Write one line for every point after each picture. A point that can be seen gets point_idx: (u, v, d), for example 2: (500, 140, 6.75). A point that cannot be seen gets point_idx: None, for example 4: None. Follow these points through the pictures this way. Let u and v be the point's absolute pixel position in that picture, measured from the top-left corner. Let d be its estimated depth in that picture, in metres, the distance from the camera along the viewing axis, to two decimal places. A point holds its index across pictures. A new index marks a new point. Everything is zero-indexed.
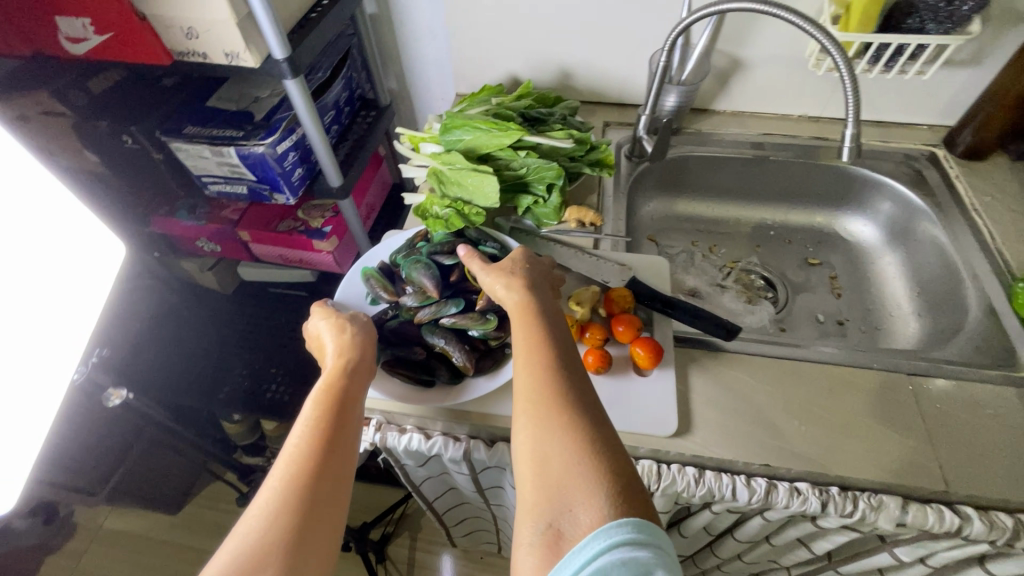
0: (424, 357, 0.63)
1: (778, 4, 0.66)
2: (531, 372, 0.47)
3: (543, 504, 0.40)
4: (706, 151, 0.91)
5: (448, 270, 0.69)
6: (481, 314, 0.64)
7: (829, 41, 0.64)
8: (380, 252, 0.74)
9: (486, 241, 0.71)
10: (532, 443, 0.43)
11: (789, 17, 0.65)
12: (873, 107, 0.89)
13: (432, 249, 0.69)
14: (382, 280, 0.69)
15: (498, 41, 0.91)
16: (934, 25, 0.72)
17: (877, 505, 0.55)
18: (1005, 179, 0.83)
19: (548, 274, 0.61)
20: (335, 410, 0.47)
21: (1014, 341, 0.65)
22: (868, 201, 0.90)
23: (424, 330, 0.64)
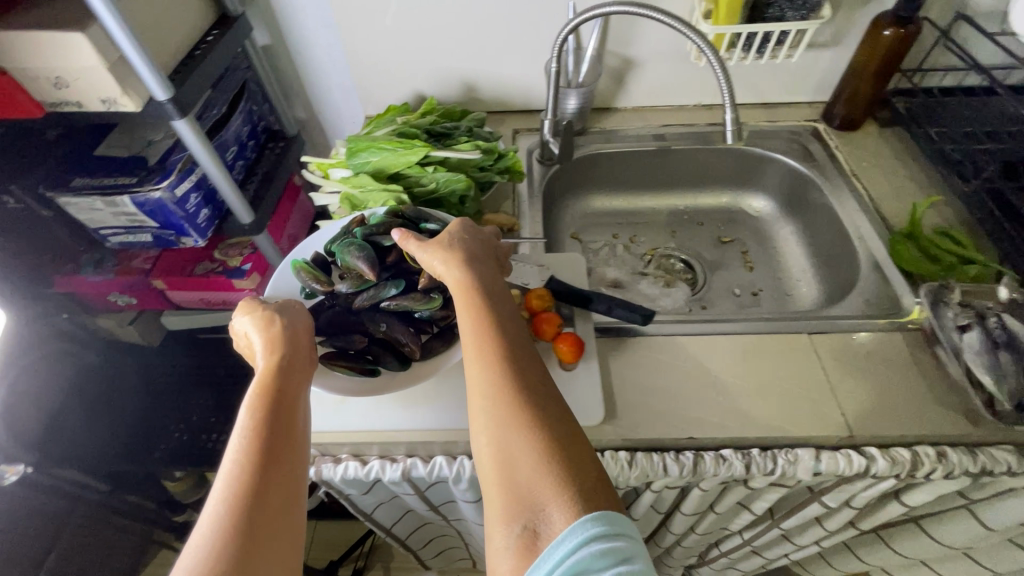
0: (365, 345, 0.63)
1: (651, 5, 0.70)
2: (484, 364, 0.47)
3: (512, 501, 0.41)
4: (613, 147, 0.95)
5: (385, 251, 0.68)
6: (424, 293, 0.65)
7: (699, 39, 0.69)
8: (313, 244, 0.73)
9: (426, 220, 0.69)
10: (496, 440, 0.44)
11: (659, 15, 0.70)
12: (758, 91, 0.96)
13: (367, 232, 0.68)
14: (315, 271, 0.67)
15: (399, 61, 0.92)
16: (792, 13, 0.79)
17: (794, 459, 0.59)
18: (878, 144, 0.91)
19: (491, 248, 0.61)
20: (278, 421, 0.46)
21: (897, 290, 0.71)
22: (765, 178, 0.97)
23: (363, 317, 0.65)
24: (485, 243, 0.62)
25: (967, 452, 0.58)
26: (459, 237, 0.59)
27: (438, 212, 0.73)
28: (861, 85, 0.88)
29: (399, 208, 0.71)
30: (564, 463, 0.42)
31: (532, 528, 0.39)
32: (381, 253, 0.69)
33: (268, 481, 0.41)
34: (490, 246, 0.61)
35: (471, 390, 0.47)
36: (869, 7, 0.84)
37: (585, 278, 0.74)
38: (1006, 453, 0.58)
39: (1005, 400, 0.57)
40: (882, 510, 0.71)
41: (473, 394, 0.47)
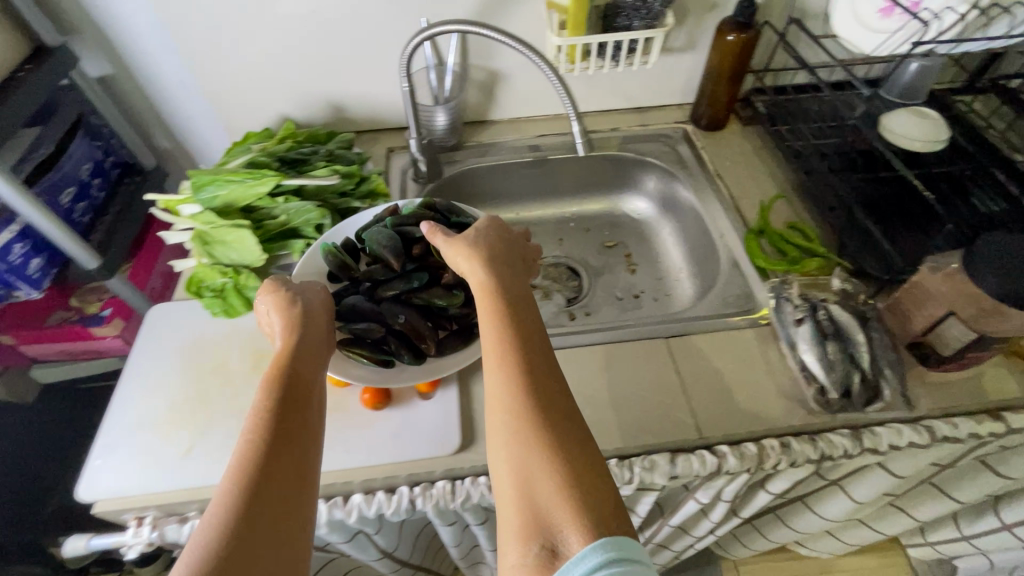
0: (382, 335, 0.63)
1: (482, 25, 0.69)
2: (503, 375, 0.48)
3: (529, 519, 0.41)
4: (488, 161, 0.94)
5: (411, 242, 0.68)
6: (448, 289, 0.66)
7: (537, 58, 0.71)
8: (343, 229, 0.73)
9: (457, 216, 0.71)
10: (516, 454, 0.44)
11: (488, 32, 0.70)
12: (628, 96, 0.98)
13: (397, 222, 0.69)
14: (343, 255, 0.68)
15: (258, 85, 0.89)
16: (638, 22, 0.80)
17: (650, 466, 0.59)
18: (740, 142, 0.95)
19: (519, 252, 0.63)
20: (289, 420, 0.45)
21: (750, 287, 0.74)
22: (640, 181, 0.99)
23: (384, 308, 0.64)
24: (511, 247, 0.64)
25: (808, 441, 0.60)
26: (485, 242, 0.61)
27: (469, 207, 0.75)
28: (717, 88, 0.91)
29: (432, 201, 0.72)
30: (582, 476, 0.42)
31: (549, 547, 0.39)
32: (408, 244, 0.68)
33: (276, 479, 0.41)
34: (514, 251, 0.63)
35: (490, 399, 0.48)
36: (714, 13, 0.87)
37: None
38: (843, 438, 0.61)
39: (833, 390, 0.60)
40: (755, 498, 0.74)
41: (493, 403, 0.47)
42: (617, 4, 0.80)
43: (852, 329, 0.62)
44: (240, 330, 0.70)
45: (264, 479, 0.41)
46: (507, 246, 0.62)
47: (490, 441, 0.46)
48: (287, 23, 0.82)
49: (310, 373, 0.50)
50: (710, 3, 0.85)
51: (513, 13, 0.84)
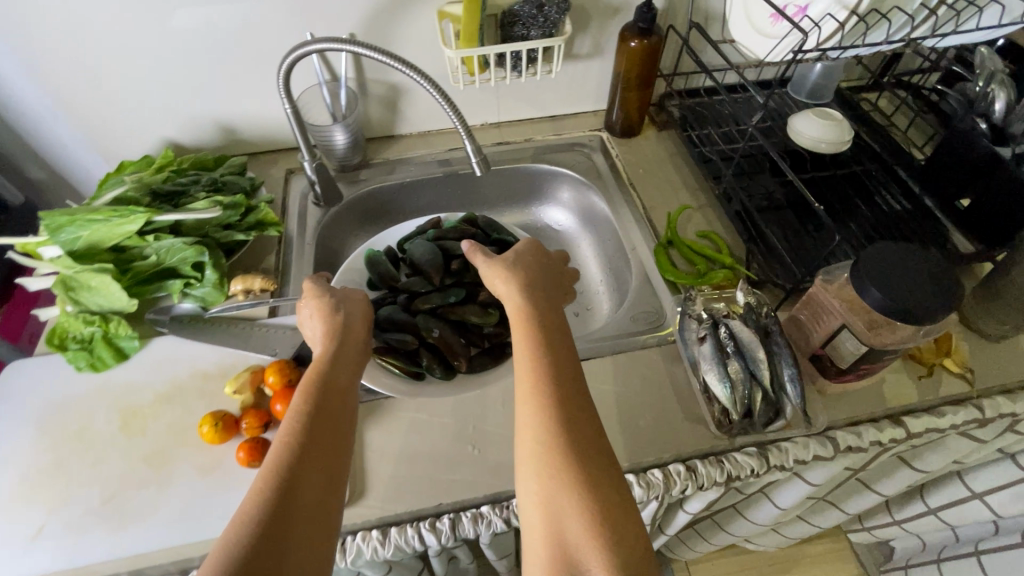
0: (416, 346, 0.67)
1: (349, 40, 0.61)
2: (534, 400, 0.48)
3: (554, 547, 0.42)
4: (395, 179, 0.90)
5: (451, 256, 0.76)
6: (483, 307, 0.71)
7: (415, 74, 0.63)
8: (385, 238, 0.83)
9: (496, 231, 0.82)
10: (546, 481, 0.44)
11: (347, 47, 0.62)
12: (539, 104, 0.95)
13: (441, 237, 0.78)
14: (386, 265, 0.77)
15: (137, 108, 0.82)
16: (536, 30, 0.77)
17: None
18: (655, 148, 0.93)
19: (556, 278, 0.65)
20: (323, 431, 0.46)
21: (659, 303, 0.73)
22: (555, 193, 0.96)
23: (419, 321, 0.69)
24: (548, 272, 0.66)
25: (713, 463, 0.59)
26: (523, 267, 0.62)
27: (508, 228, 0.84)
28: (628, 95, 0.89)
29: (473, 218, 0.83)
30: (608, 502, 0.43)
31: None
32: (448, 258, 0.77)
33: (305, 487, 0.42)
34: (551, 275, 0.64)
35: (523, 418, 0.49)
36: (618, 18, 0.84)
37: None
38: (748, 457, 0.59)
39: (734, 410, 0.58)
40: (676, 516, 0.72)
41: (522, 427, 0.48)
42: (514, 12, 0.76)
43: (752, 347, 0.61)
44: (108, 384, 0.63)
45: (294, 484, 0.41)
46: (545, 271, 0.64)
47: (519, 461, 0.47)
48: (157, 41, 0.75)
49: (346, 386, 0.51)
50: (612, 8, 0.83)
51: (406, 24, 0.79)
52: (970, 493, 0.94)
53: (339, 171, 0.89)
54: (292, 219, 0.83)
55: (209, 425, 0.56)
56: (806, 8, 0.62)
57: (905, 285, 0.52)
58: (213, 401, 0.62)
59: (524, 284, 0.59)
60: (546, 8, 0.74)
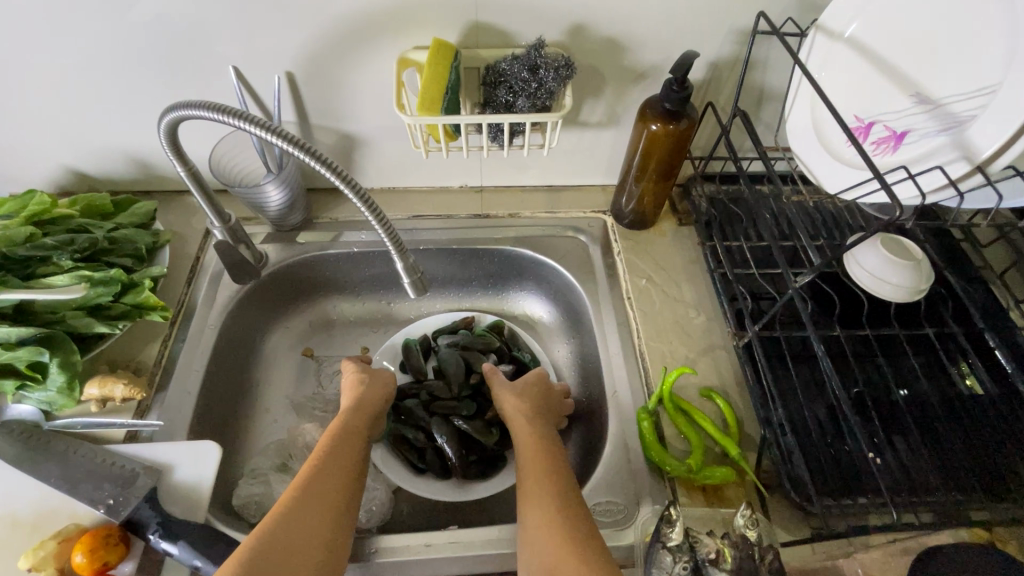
0: (425, 446, 0.64)
1: (233, 109, 0.44)
2: (537, 502, 0.47)
3: None
4: (341, 247, 0.73)
5: (471, 370, 0.70)
6: (487, 426, 0.65)
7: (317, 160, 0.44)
8: (424, 324, 0.78)
9: (519, 348, 0.74)
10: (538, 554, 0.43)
11: (238, 123, 0.44)
12: (535, 172, 0.76)
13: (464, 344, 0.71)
14: (417, 356, 0.72)
15: (23, 127, 0.66)
16: (524, 99, 0.57)
17: None
18: (672, 249, 0.73)
19: (550, 399, 0.61)
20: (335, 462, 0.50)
21: (632, 492, 0.54)
22: (534, 281, 0.78)
23: (431, 422, 0.65)
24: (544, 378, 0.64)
25: None
26: (527, 386, 0.61)
27: (529, 340, 0.76)
28: (646, 184, 0.69)
29: (501, 326, 0.75)
30: None
31: None
32: (470, 369, 0.71)
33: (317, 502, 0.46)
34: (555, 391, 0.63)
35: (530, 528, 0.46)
36: (643, 85, 0.64)
37: (208, 481, 0.52)
38: None
39: None
40: None
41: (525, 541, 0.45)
42: (499, 71, 0.57)
43: None
44: None
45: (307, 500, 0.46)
46: (547, 398, 0.61)
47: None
48: (39, 51, 0.59)
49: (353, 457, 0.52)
50: (635, 72, 0.63)
51: (362, 68, 0.61)
52: None
53: (275, 229, 0.73)
54: (199, 290, 0.67)
55: None
56: (904, 138, 0.47)
57: None
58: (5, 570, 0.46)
59: (532, 407, 0.58)
60: (540, 75, 0.54)
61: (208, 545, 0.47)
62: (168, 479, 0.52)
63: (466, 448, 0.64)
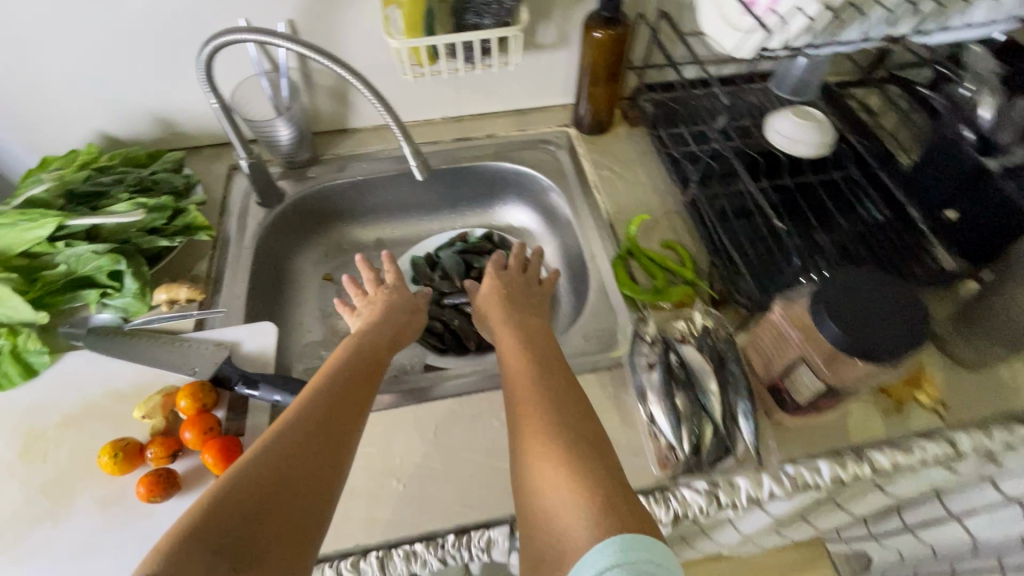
0: (442, 330, 0.79)
1: (258, 30, 0.57)
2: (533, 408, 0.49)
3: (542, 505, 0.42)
4: (347, 176, 0.84)
5: (470, 266, 0.86)
6: None
7: (347, 74, 0.61)
8: (424, 244, 0.90)
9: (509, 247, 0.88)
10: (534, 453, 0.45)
11: (253, 37, 0.57)
12: (505, 98, 0.89)
13: (465, 249, 0.86)
14: (424, 269, 0.86)
15: (60, 97, 0.76)
16: (489, 18, 0.70)
17: (487, 546, 0.53)
18: (627, 147, 0.86)
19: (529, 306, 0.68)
20: (355, 378, 0.52)
21: (616, 321, 0.68)
22: (515, 192, 0.91)
23: (444, 312, 0.80)
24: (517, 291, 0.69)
25: (660, 502, 0.54)
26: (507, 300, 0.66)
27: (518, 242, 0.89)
28: (596, 89, 0.82)
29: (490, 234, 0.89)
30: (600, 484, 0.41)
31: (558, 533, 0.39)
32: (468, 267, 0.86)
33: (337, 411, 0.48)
34: (510, 293, 0.68)
35: (524, 430, 0.48)
36: (583, 5, 0.78)
37: (271, 349, 0.63)
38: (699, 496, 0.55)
39: (682, 446, 0.53)
40: None
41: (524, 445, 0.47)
42: None
43: (706, 377, 0.55)
44: (13, 403, 0.59)
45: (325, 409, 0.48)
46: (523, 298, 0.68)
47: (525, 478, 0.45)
48: (73, 22, 0.69)
49: (369, 381, 0.53)
50: None
51: (349, 12, 0.73)
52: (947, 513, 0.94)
53: (286, 168, 0.84)
54: (231, 220, 0.78)
55: (108, 455, 0.52)
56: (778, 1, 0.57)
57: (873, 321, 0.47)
58: (121, 426, 0.57)
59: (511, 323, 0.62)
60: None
61: (283, 384, 0.58)
62: (238, 352, 0.63)
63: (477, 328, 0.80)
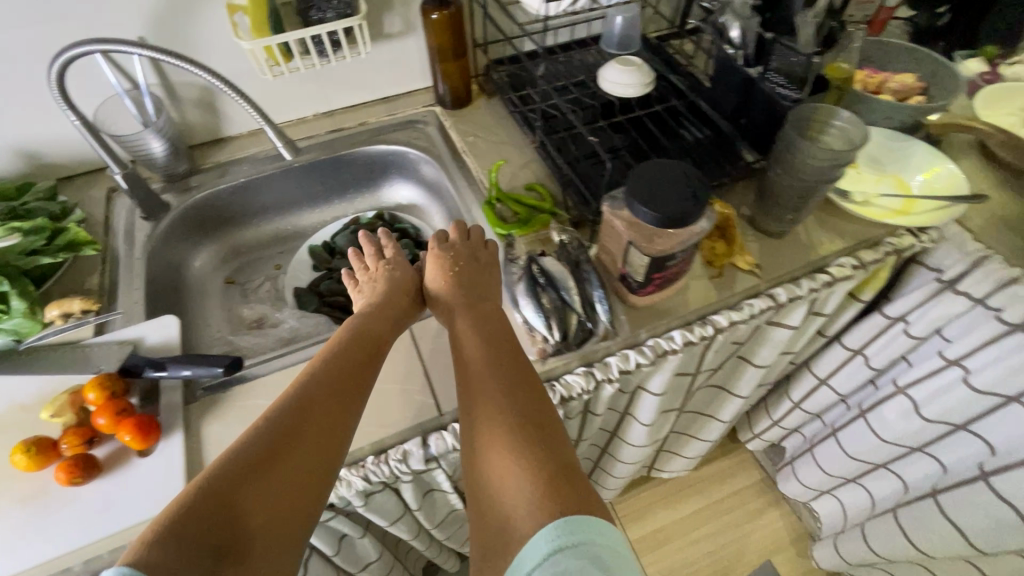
0: (347, 303, 0.85)
1: (107, 39, 0.64)
2: (498, 398, 0.52)
3: (493, 496, 0.46)
4: (230, 180, 0.88)
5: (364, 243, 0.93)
6: None
7: (206, 72, 0.71)
8: (320, 234, 0.96)
9: (399, 220, 0.96)
10: (494, 442, 0.49)
11: (99, 47, 0.64)
12: (370, 88, 0.97)
13: (357, 229, 0.93)
14: (323, 255, 0.92)
15: None
16: (331, 13, 0.78)
17: (402, 456, 0.61)
18: (487, 114, 0.97)
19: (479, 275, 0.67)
20: (332, 376, 0.53)
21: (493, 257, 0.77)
22: (396, 172, 0.98)
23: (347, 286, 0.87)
24: (478, 262, 0.68)
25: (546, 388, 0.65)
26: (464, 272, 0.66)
27: (408, 217, 0.97)
28: (446, 66, 0.92)
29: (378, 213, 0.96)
30: (546, 477, 0.45)
31: (506, 523, 0.43)
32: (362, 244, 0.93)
33: (314, 414, 0.49)
34: (475, 274, 0.67)
35: (485, 419, 0.51)
36: None
37: (176, 337, 0.67)
38: (575, 377, 0.66)
39: (552, 335, 0.63)
40: None
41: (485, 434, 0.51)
42: None
43: (564, 278, 0.66)
44: None
45: (301, 412, 0.49)
46: (474, 264, 0.68)
47: (485, 462, 0.48)
48: None
49: (348, 375, 0.54)
50: None
51: (198, 23, 0.78)
52: (818, 379, 1.12)
53: (167, 182, 0.87)
54: (117, 237, 0.80)
55: (22, 452, 0.54)
56: None
57: (667, 195, 0.59)
58: (33, 432, 0.59)
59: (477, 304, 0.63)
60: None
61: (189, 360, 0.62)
62: (143, 346, 0.66)
63: None
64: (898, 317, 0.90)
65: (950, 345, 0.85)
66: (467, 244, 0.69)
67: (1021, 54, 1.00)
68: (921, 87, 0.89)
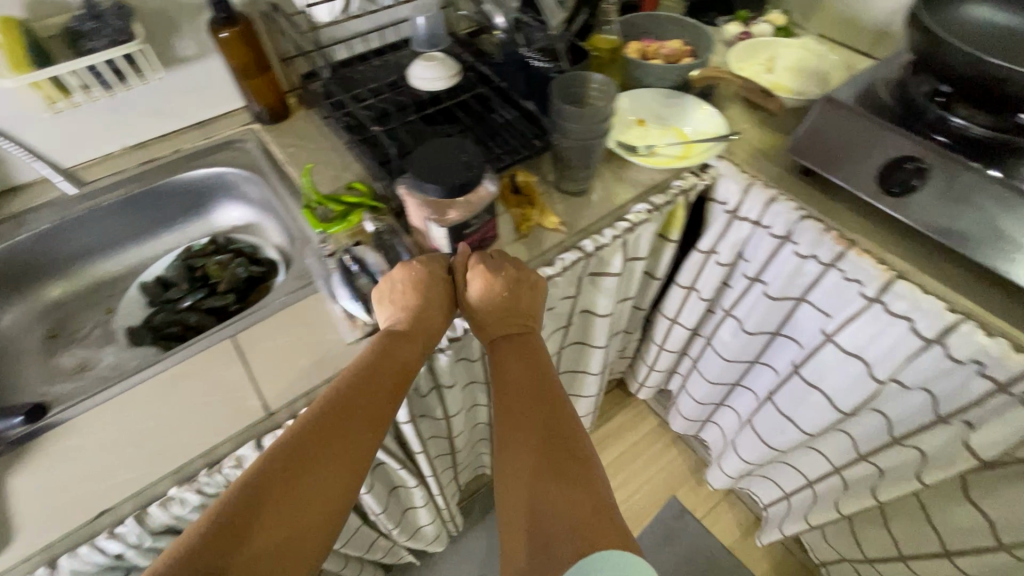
0: (183, 331, 0.83)
1: None
2: (535, 434, 0.58)
3: (526, 522, 0.52)
4: (29, 230, 0.83)
5: (194, 268, 0.91)
6: (223, 292, 0.87)
7: None
8: (151, 269, 0.94)
9: (232, 241, 0.95)
10: (532, 473, 0.55)
11: None
12: (179, 114, 0.95)
13: (185, 256, 0.91)
14: (154, 288, 0.89)
15: None
16: (105, 41, 0.76)
17: (237, 462, 0.60)
18: (306, 124, 0.98)
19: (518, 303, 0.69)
20: (369, 406, 0.57)
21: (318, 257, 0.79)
22: (223, 194, 0.97)
23: (181, 313, 0.84)
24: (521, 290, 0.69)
25: None
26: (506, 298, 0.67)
27: (243, 236, 0.96)
28: (252, 82, 0.92)
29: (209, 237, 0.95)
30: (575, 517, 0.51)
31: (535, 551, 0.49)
32: (192, 269, 0.91)
33: (345, 447, 0.54)
34: (521, 299, 0.69)
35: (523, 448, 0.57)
36: (206, 14, 0.88)
37: None
38: None
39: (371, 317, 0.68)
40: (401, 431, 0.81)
41: (522, 464, 0.57)
42: (76, 30, 0.75)
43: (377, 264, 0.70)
44: None
45: (336, 446, 0.54)
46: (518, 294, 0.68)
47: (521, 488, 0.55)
48: None
49: (383, 404, 0.58)
50: (194, 6, 0.86)
51: None
52: (670, 320, 1.23)
53: None
54: None
55: None
56: None
57: (443, 167, 0.64)
58: None
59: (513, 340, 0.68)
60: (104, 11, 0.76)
61: None
62: None
63: (216, 315, 0.86)
64: (709, 250, 1.02)
65: (750, 265, 0.98)
66: (517, 265, 0.69)
67: (769, 14, 1.17)
68: (689, 51, 1.01)
